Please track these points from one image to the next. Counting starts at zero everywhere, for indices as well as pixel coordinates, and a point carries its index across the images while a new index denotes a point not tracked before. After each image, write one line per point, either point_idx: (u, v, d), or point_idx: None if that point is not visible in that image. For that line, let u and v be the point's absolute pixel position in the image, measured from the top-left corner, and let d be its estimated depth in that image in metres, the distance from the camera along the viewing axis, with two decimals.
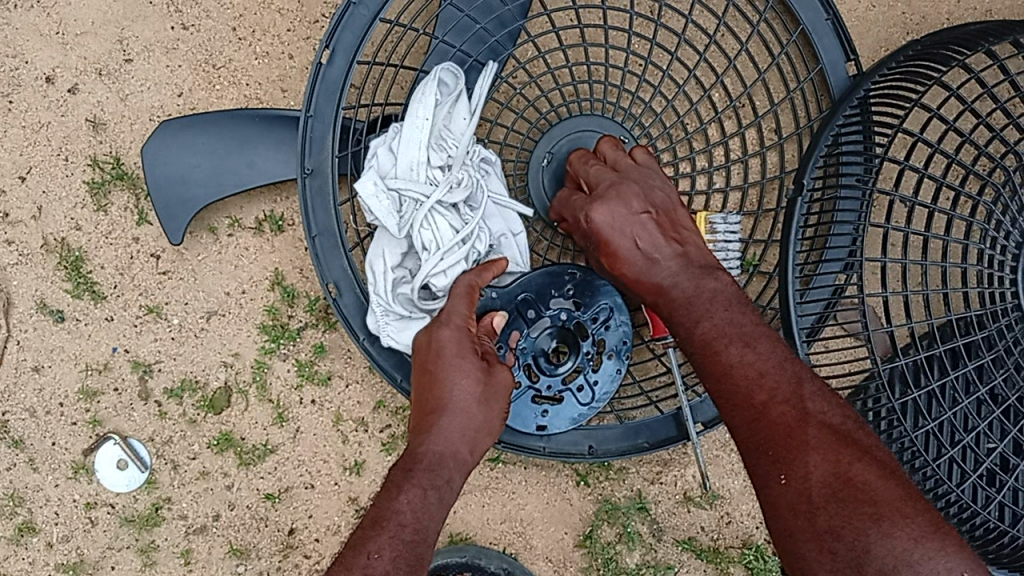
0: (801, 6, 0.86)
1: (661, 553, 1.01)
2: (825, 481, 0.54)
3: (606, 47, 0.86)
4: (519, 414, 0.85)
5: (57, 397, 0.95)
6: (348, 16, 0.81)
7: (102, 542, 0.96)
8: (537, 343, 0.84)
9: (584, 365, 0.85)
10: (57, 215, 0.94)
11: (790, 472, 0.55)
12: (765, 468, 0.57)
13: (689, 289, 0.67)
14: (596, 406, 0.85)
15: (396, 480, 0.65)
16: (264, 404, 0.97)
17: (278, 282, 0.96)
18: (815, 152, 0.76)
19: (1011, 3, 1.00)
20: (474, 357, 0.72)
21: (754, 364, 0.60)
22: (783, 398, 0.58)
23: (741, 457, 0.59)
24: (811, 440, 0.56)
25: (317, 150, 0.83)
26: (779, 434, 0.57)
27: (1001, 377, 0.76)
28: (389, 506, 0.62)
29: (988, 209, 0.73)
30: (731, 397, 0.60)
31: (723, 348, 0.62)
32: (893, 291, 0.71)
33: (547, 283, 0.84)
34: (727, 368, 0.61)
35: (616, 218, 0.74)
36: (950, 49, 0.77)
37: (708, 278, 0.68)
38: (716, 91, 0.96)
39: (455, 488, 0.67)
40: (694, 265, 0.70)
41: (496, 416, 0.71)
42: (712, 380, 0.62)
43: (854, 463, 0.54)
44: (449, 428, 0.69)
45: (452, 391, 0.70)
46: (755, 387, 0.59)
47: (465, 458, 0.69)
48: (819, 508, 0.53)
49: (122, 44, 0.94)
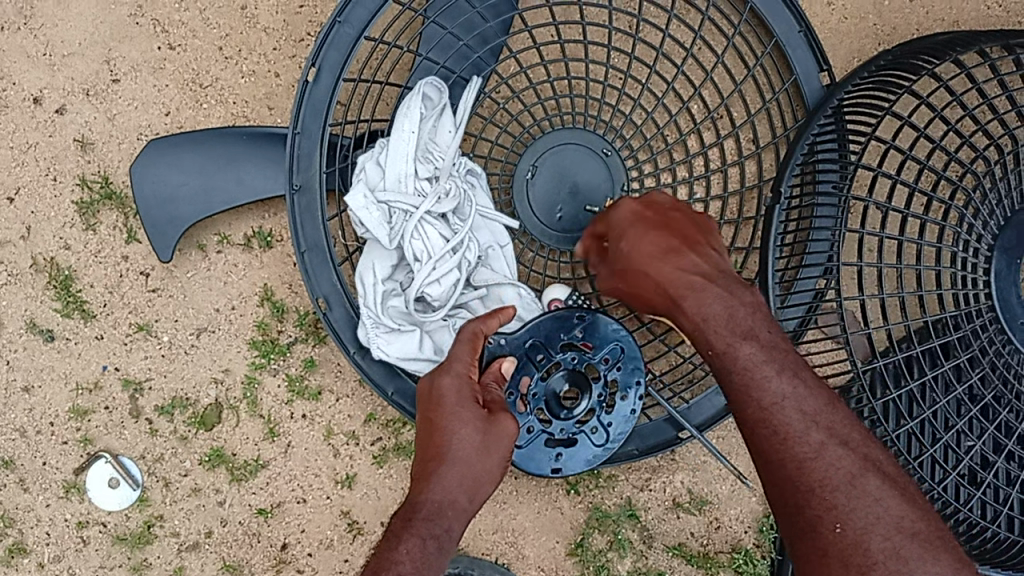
0: (775, 20, 0.88)
1: (652, 560, 1.01)
2: (886, 536, 0.53)
3: (585, 62, 0.88)
4: (533, 457, 0.84)
5: (48, 416, 0.95)
6: (333, 34, 0.83)
7: (94, 562, 0.96)
8: (549, 386, 0.84)
9: (597, 407, 0.84)
10: (47, 235, 0.95)
11: (846, 523, 0.53)
12: (815, 514, 0.54)
13: (739, 298, 0.60)
14: (611, 447, 0.84)
15: (395, 530, 0.64)
16: (255, 419, 0.97)
17: (267, 297, 0.97)
18: (792, 159, 0.79)
19: (978, 15, 1.02)
20: (476, 407, 0.70)
21: (807, 401, 0.56)
22: (839, 440, 0.56)
23: (775, 504, 0.57)
24: (870, 489, 0.54)
25: (305, 166, 0.84)
26: (839, 478, 0.55)
27: (978, 376, 0.77)
28: (389, 557, 0.61)
29: (961, 213, 0.75)
30: (779, 429, 0.56)
31: (773, 377, 0.57)
32: (872, 294, 0.74)
33: (555, 327, 0.84)
34: (778, 399, 0.56)
35: (648, 219, 0.65)
36: (920, 59, 0.80)
37: (742, 289, 0.60)
38: (695, 102, 0.98)
39: (453, 538, 0.65)
40: (734, 282, 0.61)
41: (497, 465, 0.69)
42: (755, 408, 0.57)
43: (918, 518, 0.54)
44: (450, 478, 0.67)
45: (452, 440, 0.68)
46: (811, 424, 0.56)
47: (464, 507, 0.67)
48: (875, 562, 0.52)
49: (110, 65, 0.95)
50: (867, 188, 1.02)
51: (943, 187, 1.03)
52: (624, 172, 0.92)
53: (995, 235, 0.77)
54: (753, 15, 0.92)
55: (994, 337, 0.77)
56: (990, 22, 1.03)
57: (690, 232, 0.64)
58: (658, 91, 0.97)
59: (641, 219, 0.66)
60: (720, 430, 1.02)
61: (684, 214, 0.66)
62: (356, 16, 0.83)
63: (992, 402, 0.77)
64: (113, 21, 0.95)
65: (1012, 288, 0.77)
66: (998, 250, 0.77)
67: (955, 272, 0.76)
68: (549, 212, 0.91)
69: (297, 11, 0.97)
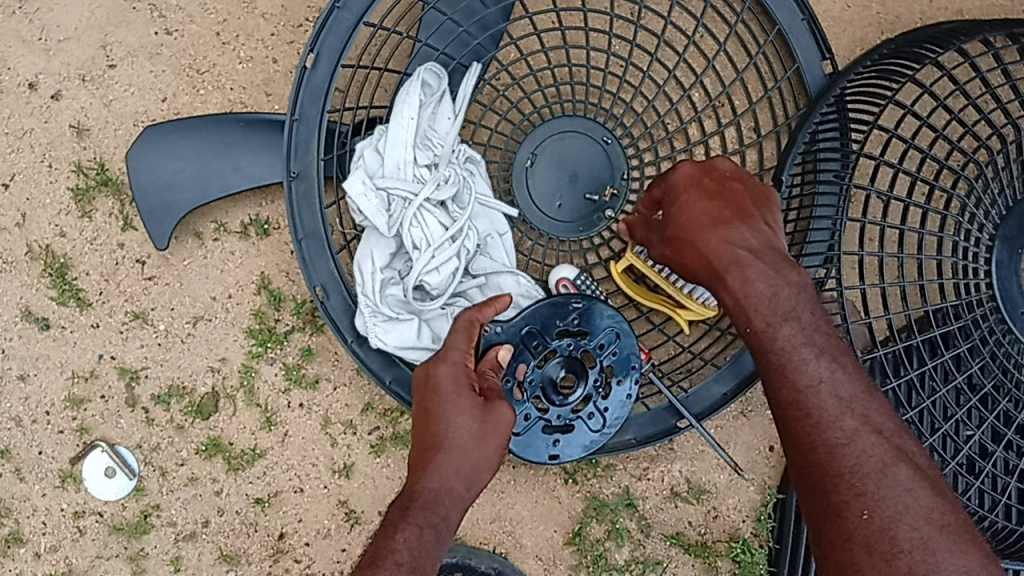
0: (778, 8, 0.88)
1: (650, 549, 1.01)
2: (914, 525, 0.54)
3: (585, 49, 0.87)
4: (530, 444, 0.84)
5: (44, 406, 0.95)
6: (332, 20, 0.82)
7: (90, 551, 0.96)
8: (545, 373, 0.83)
9: (593, 393, 0.84)
10: (42, 222, 0.94)
11: (874, 509, 0.55)
12: (841, 498, 0.56)
13: (781, 274, 0.65)
14: (608, 432, 0.85)
15: (392, 518, 0.64)
16: (252, 408, 0.97)
17: (264, 286, 0.96)
18: (793, 149, 0.81)
19: (981, 4, 1.02)
20: (472, 395, 0.70)
21: (843, 387, 0.59)
22: (874, 428, 0.58)
23: (799, 488, 0.59)
24: (901, 478, 0.56)
25: (303, 153, 0.84)
26: (869, 466, 0.56)
27: (978, 365, 0.77)
28: (386, 545, 0.62)
29: (963, 202, 0.75)
30: (812, 411, 0.59)
31: (811, 360, 0.61)
32: (872, 283, 0.74)
33: (551, 313, 0.83)
34: (813, 382, 0.60)
35: (705, 190, 0.70)
36: (925, 48, 0.80)
37: (786, 269, 0.65)
38: (696, 91, 0.97)
39: (450, 527, 0.66)
40: (780, 257, 0.66)
41: (494, 452, 0.69)
42: (790, 389, 0.60)
43: (948, 512, 0.55)
44: (446, 466, 0.67)
45: (448, 427, 0.68)
46: (845, 410, 0.58)
47: (461, 496, 0.67)
48: (903, 550, 0.53)
49: (106, 49, 0.95)
50: (868, 177, 1.01)
51: (945, 178, 1.03)
52: (625, 161, 0.92)
53: (996, 224, 0.77)
54: (756, 3, 0.92)
55: (995, 327, 0.77)
56: (994, 11, 1.02)
57: (743, 202, 0.69)
58: (659, 79, 0.97)
59: (698, 186, 0.71)
60: (719, 420, 1.02)
61: (743, 186, 0.71)
62: (355, 2, 0.82)
63: (991, 391, 0.77)
64: (110, 6, 0.94)
65: (1013, 277, 0.76)
66: (999, 241, 0.76)
67: (956, 261, 0.76)
68: (548, 201, 0.91)
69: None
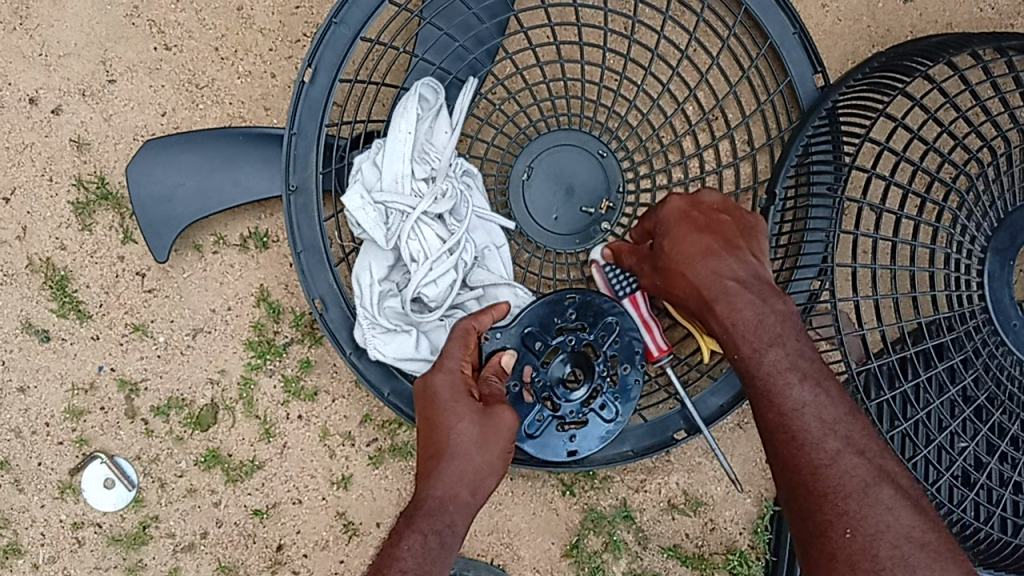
0: (768, 21, 0.89)
1: (647, 560, 1.02)
2: (896, 543, 0.56)
3: (580, 64, 0.88)
4: (548, 444, 0.83)
5: (43, 417, 0.95)
6: (329, 35, 0.83)
7: (89, 562, 0.96)
8: (552, 371, 0.83)
9: (601, 385, 0.84)
10: (43, 236, 0.95)
11: (857, 528, 0.56)
12: (825, 518, 0.57)
13: (769, 301, 0.64)
14: (621, 420, 0.84)
15: (398, 527, 0.66)
16: (251, 420, 0.97)
17: (263, 298, 0.97)
18: (786, 162, 0.81)
19: (971, 17, 1.03)
20: (471, 400, 0.70)
21: (826, 410, 0.60)
22: (855, 450, 0.59)
23: (784, 505, 0.61)
24: (884, 497, 0.57)
25: (301, 167, 0.84)
26: (852, 486, 0.58)
27: (972, 377, 0.77)
28: (390, 553, 0.64)
29: (954, 215, 0.76)
30: (796, 434, 0.60)
31: (795, 385, 0.61)
32: (865, 296, 0.73)
33: (548, 312, 0.83)
34: (798, 406, 0.60)
35: (695, 224, 0.70)
36: (914, 61, 0.80)
37: (774, 296, 0.65)
38: (690, 104, 0.98)
39: (458, 533, 0.67)
40: (769, 285, 0.66)
41: (497, 457, 0.69)
42: (775, 414, 0.61)
43: (928, 530, 0.57)
44: (450, 471, 0.67)
45: (451, 435, 0.68)
46: (828, 432, 0.59)
47: (467, 501, 0.68)
48: (883, 568, 0.55)
49: (106, 65, 0.96)
50: (861, 189, 1.02)
51: (936, 189, 1.04)
52: (620, 174, 0.93)
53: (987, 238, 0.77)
54: (747, 17, 0.92)
55: (987, 339, 0.78)
56: (984, 24, 1.03)
57: (730, 234, 0.69)
58: (654, 92, 0.98)
59: (688, 219, 0.71)
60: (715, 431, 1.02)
61: (731, 218, 0.71)
62: (353, 17, 0.83)
63: (985, 403, 0.77)
64: (109, 21, 0.95)
65: (1005, 289, 0.77)
66: (990, 252, 0.77)
67: (948, 273, 0.76)
68: (545, 214, 0.92)
69: (294, 12, 0.97)
